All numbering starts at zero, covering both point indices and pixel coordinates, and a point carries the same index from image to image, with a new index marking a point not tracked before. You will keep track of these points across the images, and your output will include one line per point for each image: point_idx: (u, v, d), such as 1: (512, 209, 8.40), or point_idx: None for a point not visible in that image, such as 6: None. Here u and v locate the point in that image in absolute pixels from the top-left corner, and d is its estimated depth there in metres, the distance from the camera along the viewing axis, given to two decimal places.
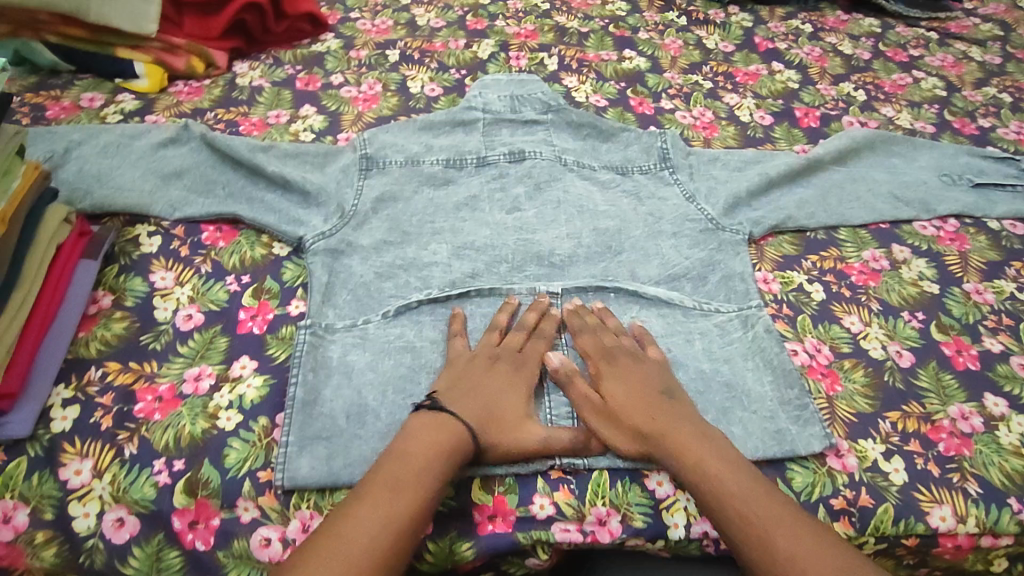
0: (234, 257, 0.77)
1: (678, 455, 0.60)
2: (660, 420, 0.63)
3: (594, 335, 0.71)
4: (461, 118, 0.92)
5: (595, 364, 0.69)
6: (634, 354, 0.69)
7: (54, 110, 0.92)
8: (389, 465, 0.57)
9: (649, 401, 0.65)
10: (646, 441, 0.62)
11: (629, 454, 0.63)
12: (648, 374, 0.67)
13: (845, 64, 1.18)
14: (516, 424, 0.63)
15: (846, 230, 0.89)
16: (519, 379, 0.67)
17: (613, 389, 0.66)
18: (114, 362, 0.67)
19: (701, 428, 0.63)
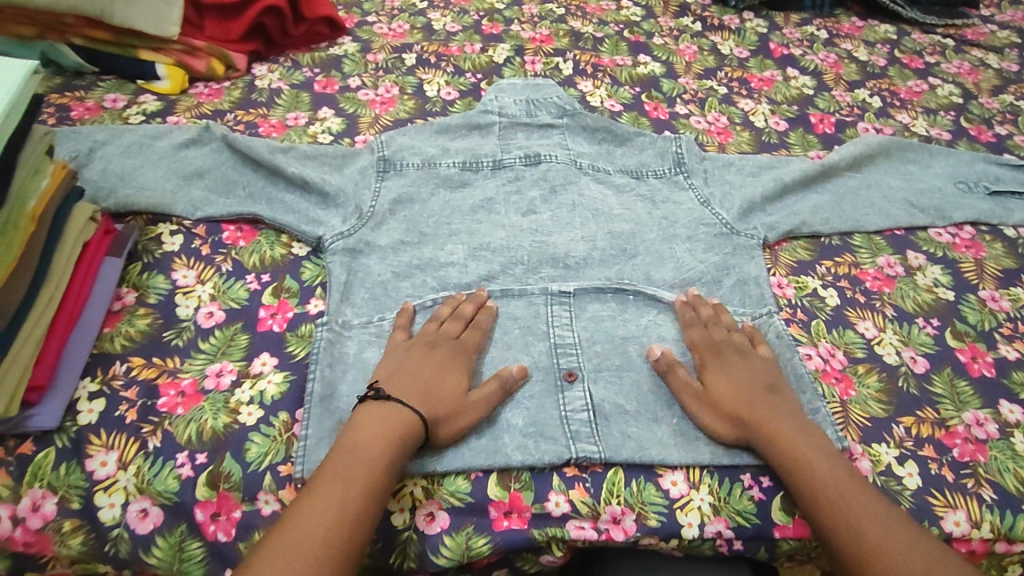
0: (254, 256, 0.79)
1: (773, 443, 0.62)
2: (761, 412, 0.64)
3: (704, 328, 0.73)
4: (478, 122, 0.93)
5: (701, 355, 0.71)
6: (744, 350, 0.70)
7: (79, 110, 0.94)
8: (338, 455, 0.57)
9: (754, 394, 0.66)
10: (744, 429, 0.64)
11: (724, 437, 0.65)
12: (756, 370, 0.68)
13: (860, 71, 1.18)
14: (452, 410, 0.63)
15: (860, 235, 0.89)
16: (456, 367, 0.67)
17: (717, 379, 0.68)
18: (138, 357, 0.68)
19: (802, 425, 0.64)
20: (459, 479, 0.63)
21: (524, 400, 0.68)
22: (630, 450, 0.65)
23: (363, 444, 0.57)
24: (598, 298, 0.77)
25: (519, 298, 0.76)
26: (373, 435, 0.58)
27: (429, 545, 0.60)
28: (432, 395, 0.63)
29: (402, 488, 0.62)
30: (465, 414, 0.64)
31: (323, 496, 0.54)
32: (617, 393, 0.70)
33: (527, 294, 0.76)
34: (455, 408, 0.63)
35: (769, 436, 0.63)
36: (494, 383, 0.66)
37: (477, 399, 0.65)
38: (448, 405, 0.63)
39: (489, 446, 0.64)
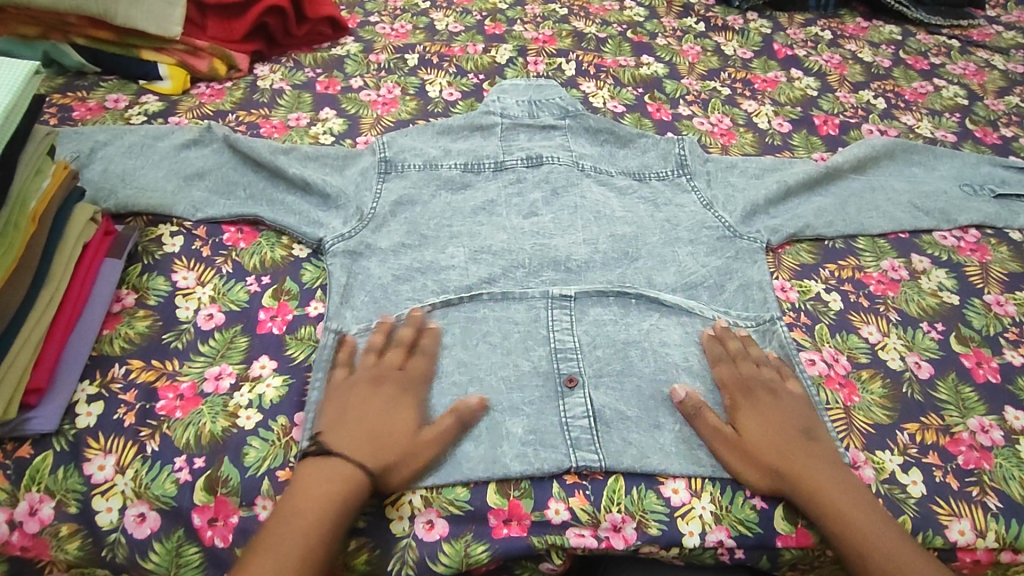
0: (254, 258, 0.78)
1: (814, 497, 0.61)
2: (796, 459, 0.63)
3: (733, 366, 0.71)
4: (479, 123, 0.93)
5: (731, 396, 0.68)
6: (773, 390, 0.68)
7: (80, 110, 0.93)
8: (279, 519, 0.55)
9: (788, 440, 0.64)
10: (776, 476, 0.63)
11: (758, 486, 0.63)
12: (789, 412, 0.66)
13: (865, 72, 1.17)
14: (406, 450, 0.61)
15: (864, 239, 0.88)
16: (405, 401, 0.64)
17: (748, 424, 0.66)
18: (137, 360, 0.68)
19: (833, 466, 0.63)
20: (458, 487, 0.63)
21: (524, 405, 0.68)
22: (631, 456, 0.65)
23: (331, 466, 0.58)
24: (600, 302, 0.77)
25: (520, 301, 0.76)
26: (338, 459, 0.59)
27: (428, 553, 0.60)
28: (381, 436, 0.61)
29: (400, 496, 0.62)
30: (419, 454, 0.62)
31: (273, 542, 0.53)
32: (618, 398, 0.69)
33: (528, 297, 0.76)
34: (409, 448, 0.61)
35: (804, 481, 0.61)
36: (448, 417, 0.64)
37: (431, 436, 0.63)
38: (402, 444, 0.61)
39: (487, 456, 0.64)
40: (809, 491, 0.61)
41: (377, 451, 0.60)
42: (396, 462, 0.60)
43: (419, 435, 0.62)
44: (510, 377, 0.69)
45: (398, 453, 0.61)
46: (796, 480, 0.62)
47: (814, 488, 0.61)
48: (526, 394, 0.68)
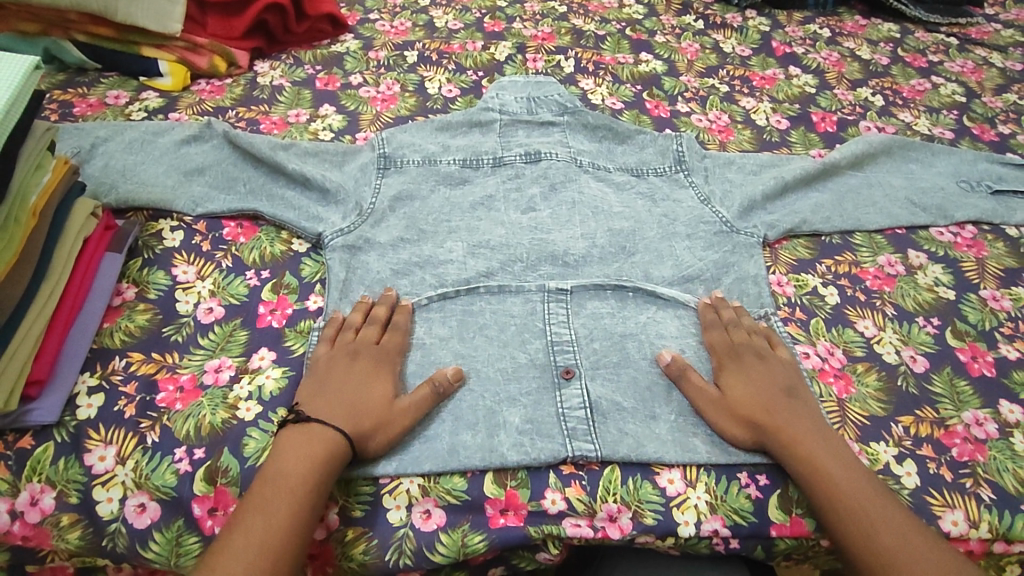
0: (254, 252, 0.79)
1: (790, 447, 0.62)
2: (782, 420, 0.64)
3: (723, 331, 0.73)
4: (478, 119, 0.93)
5: (719, 358, 0.71)
6: (761, 353, 0.70)
7: (81, 107, 0.94)
8: (261, 486, 0.56)
9: (773, 400, 0.66)
10: (763, 436, 0.64)
11: (738, 440, 0.65)
12: (774, 373, 0.68)
13: (863, 69, 1.17)
14: (382, 416, 0.62)
15: (861, 234, 0.89)
16: (381, 373, 0.66)
17: (734, 385, 0.68)
18: (137, 352, 0.68)
19: (821, 432, 0.64)
20: (455, 477, 0.63)
21: (521, 397, 0.68)
22: (628, 447, 0.65)
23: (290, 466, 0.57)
24: (597, 296, 0.77)
25: (516, 294, 0.76)
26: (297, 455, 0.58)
27: (425, 542, 0.60)
28: (358, 404, 0.62)
29: (398, 485, 0.62)
30: (393, 420, 0.63)
31: (258, 507, 0.54)
32: (614, 391, 0.69)
33: (524, 291, 0.76)
34: (383, 414, 0.63)
35: (794, 449, 0.62)
36: (423, 386, 0.65)
37: (407, 404, 0.64)
38: (377, 411, 0.63)
39: (485, 445, 0.64)
40: (803, 464, 0.61)
41: (352, 418, 0.61)
42: (372, 427, 0.61)
43: (394, 402, 0.64)
44: (507, 369, 0.69)
45: (374, 419, 0.62)
46: (788, 450, 0.62)
47: (807, 462, 0.61)
48: (523, 386, 0.69)
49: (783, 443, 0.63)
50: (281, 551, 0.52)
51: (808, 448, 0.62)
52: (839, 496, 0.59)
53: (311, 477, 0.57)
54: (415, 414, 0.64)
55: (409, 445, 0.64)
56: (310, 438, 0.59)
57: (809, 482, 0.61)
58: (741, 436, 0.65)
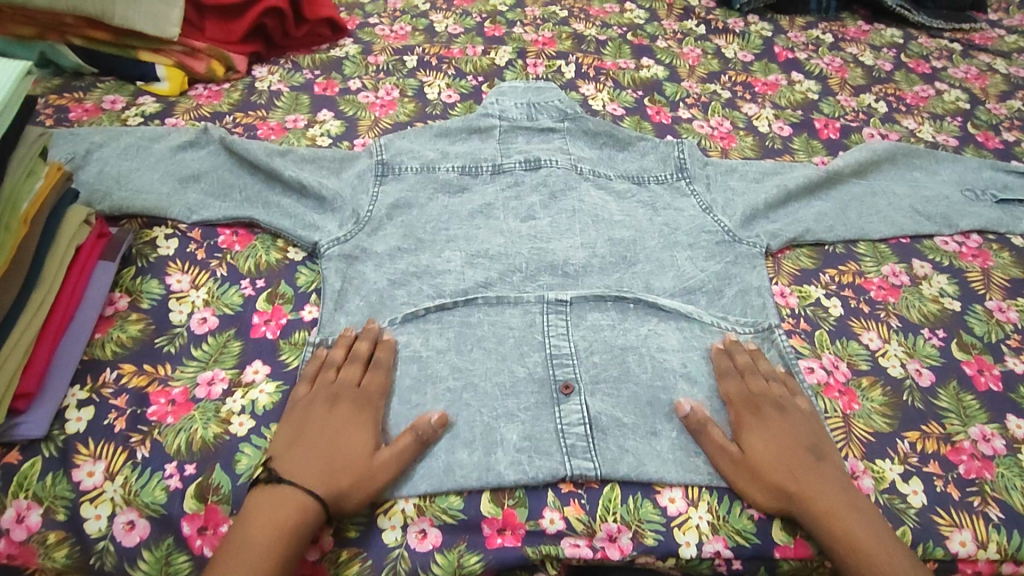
0: (249, 261, 0.78)
1: (819, 516, 0.59)
2: (807, 479, 0.61)
3: (739, 379, 0.69)
4: (477, 126, 0.93)
5: (737, 411, 0.67)
6: (781, 406, 0.67)
7: (76, 111, 0.93)
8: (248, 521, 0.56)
9: (796, 457, 0.63)
10: (788, 498, 0.61)
11: (764, 505, 0.62)
12: (797, 428, 0.65)
13: (866, 75, 1.16)
14: (360, 470, 0.60)
15: (865, 244, 0.87)
16: (362, 420, 0.63)
17: (755, 441, 0.64)
18: (129, 364, 0.67)
19: (846, 490, 0.61)
20: (452, 495, 0.62)
21: (519, 412, 0.67)
22: (628, 463, 0.64)
23: (259, 531, 0.55)
24: (598, 306, 0.76)
25: (515, 305, 0.75)
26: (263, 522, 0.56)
27: (420, 563, 0.59)
28: (335, 458, 0.60)
29: (393, 504, 0.61)
30: (372, 473, 0.60)
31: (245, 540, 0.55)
32: (614, 405, 0.68)
33: (523, 302, 0.75)
34: (362, 467, 0.60)
35: (821, 512, 0.59)
36: (406, 434, 0.63)
37: (387, 454, 0.61)
38: (356, 465, 0.60)
39: (482, 463, 0.63)
40: (830, 529, 0.59)
41: (328, 475, 0.59)
42: (348, 483, 0.59)
43: (374, 454, 0.61)
44: (506, 383, 0.68)
45: (353, 474, 0.59)
46: (814, 513, 0.60)
47: (833, 526, 0.59)
48: (522, 399, 0.68)
49: (810, 506, 0.60)
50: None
51: (835, 511, 0.59)
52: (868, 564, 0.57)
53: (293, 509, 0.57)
54: (395, 466, 0.61)
55: (406, 466, 0.63)
56: (279, 499, 0.57)
57: (834, 546, 0.58)
58: (765, 498, 0.62)
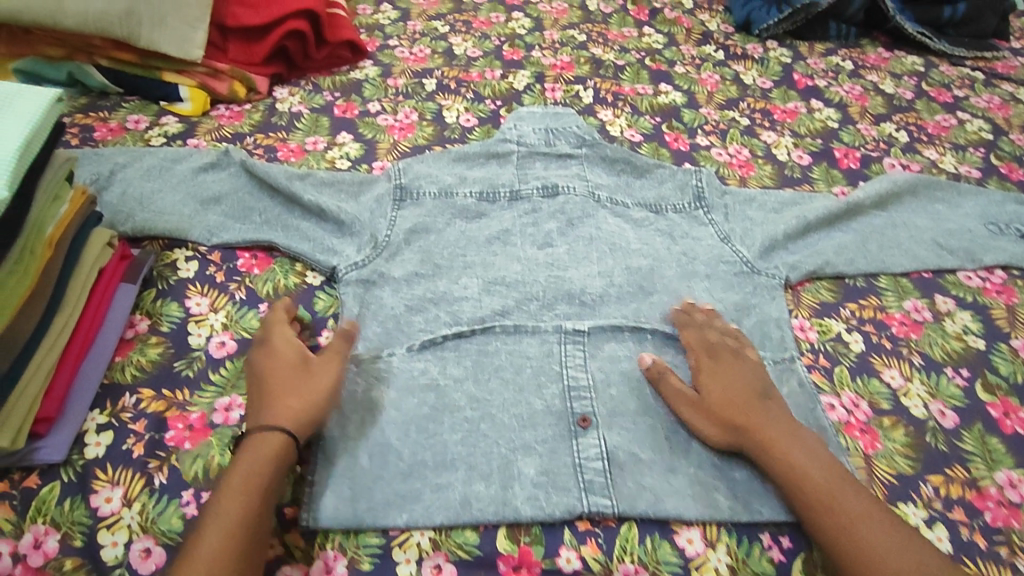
0: (268, 285, 0.78)
1: (767, 448, 0.63)
2: (765, 426, 0.64)
3: (699, 331, 0.74)
4: (495, 151, 0.93)
5: (696, 356, 0.72)
6: (735, 352, 0.71)
7: (102, 131, 0.94)
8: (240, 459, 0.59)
9: (751, 402, 0.66)
10: (742, 439, 0.64)
11: (720, 445, 0.65)
12: (748, 372, 0.69)
13: (886, 104, 1.16)
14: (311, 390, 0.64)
15: (886, 277, 0.87)
16: (292, 356, 0.67)
17: (712, 385, 0.68)
18: (148, 388, 0.67)
19: (816, 451, 0.63)
20: (467, 531, 0.61)
21: (537, 444, 0.66)
22: (646, 501, 0.63)
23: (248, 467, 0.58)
24: (615, 337, 0.76)
25: (532, 334, 0.75)
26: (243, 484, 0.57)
27: None
28: (280, 386, 0.64)
29: (408, 537, 0.61)
30: (320, 387, 0.65)
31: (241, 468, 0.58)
32: (632, 440, 0.67)
33: (541, 331, 0.75)
34: (305, 383, 0.64)
35: (794, 470, 0.61)
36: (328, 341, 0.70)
37: (320, 363, 0.67)
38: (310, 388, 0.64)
39: (498, 498, 0.62)
40: (808, 495, 0.60)
41: (278, 402, 0.62)
42: (300, 403, 0.63)
43: (312, 370, 0.66)
44: (523, 416, 0.68)
45: (304, 397, 0.63)
46: (789, 476, 0.61)
47: (809, 490, 0.60)
48: (539, 432, 0.67)
49: (773, 457, 0.62)
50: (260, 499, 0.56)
51: (812, 474, 0.61)
52: (849, 528, 0.57)
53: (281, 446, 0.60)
54: (337, 374, 0.67)
55: (421, 495, 0.62)
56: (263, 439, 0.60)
57: (813, 512, 0.59)
58: (716, 435, 0.66)
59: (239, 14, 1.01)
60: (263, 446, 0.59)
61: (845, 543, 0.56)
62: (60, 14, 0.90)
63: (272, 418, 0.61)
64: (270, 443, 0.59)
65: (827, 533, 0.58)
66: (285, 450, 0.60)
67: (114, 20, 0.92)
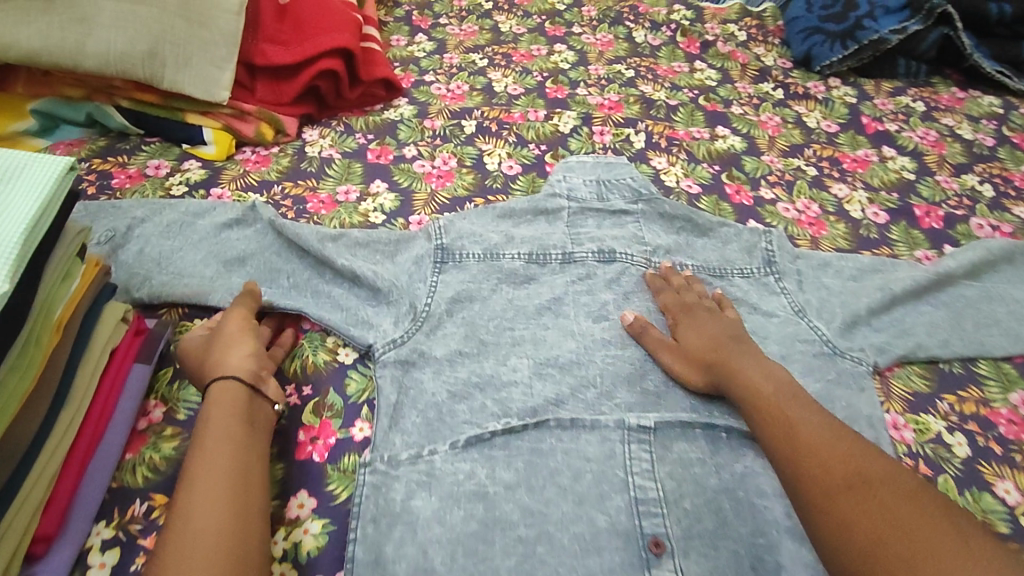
0: (296, 362, 0.71)
1: (732, 379, 0.67)
2: (734, 360, 0.68)
3: (676, 294, 0.77)
4: (544, 207, 0.85)
5: (673, 314, 0.75)
6: (712, 310, 0.74)
7: (120, 178, 0.87)
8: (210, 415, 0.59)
9: (722, 344, 0.70)
10: (715, 376, 0.69)
11: (699, 388, 0.70)
12: (721, 325, 0.73)
13: (966, 151, 1.06)
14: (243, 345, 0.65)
15: (987, 361, 0.78)
16: (214, 336, 0.66)
17: (689, 335, 0.72)
18: (160, 493, 0.59)
19: (774, 373, 0.66)
20: None
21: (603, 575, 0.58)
22: None
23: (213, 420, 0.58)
24: (685, 435, 0.67)
25: (591, 431, 0.67)
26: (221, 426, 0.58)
27: None
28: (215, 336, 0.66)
29: None
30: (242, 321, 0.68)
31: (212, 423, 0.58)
32: (713, 570, 0.59)
33: (600, 427, 0.67)
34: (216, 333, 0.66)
35: (753, 393, 0.64)
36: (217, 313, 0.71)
37: (235, 326, 0.67)
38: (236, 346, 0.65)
39: None
40: (768, 416, 0.62)
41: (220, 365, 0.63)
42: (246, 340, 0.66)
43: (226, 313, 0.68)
44: (586, 536, 0.59)
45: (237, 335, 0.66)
46: (750, 403, 0.64)
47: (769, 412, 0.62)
48: (605, 559, 0.58)
49: (736, 384, 0.66)
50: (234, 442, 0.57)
51: (773, 400, 0.63)
52: (796, 443, 0.58)
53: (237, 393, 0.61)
54: (251, 305, 0.70)
55: None
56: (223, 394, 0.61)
57: (767, 430, 0.61)
58: (694, 380, 0.70)
59: (268, 51, 0.94)
60: (221, 395, 0.60)
61: (788, 451, 0.58)
62: (80, 55, 0.83)
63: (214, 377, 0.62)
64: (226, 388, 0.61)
65: (776, 443, 0.59)
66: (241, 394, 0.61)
67: (137, 60, 0.85)
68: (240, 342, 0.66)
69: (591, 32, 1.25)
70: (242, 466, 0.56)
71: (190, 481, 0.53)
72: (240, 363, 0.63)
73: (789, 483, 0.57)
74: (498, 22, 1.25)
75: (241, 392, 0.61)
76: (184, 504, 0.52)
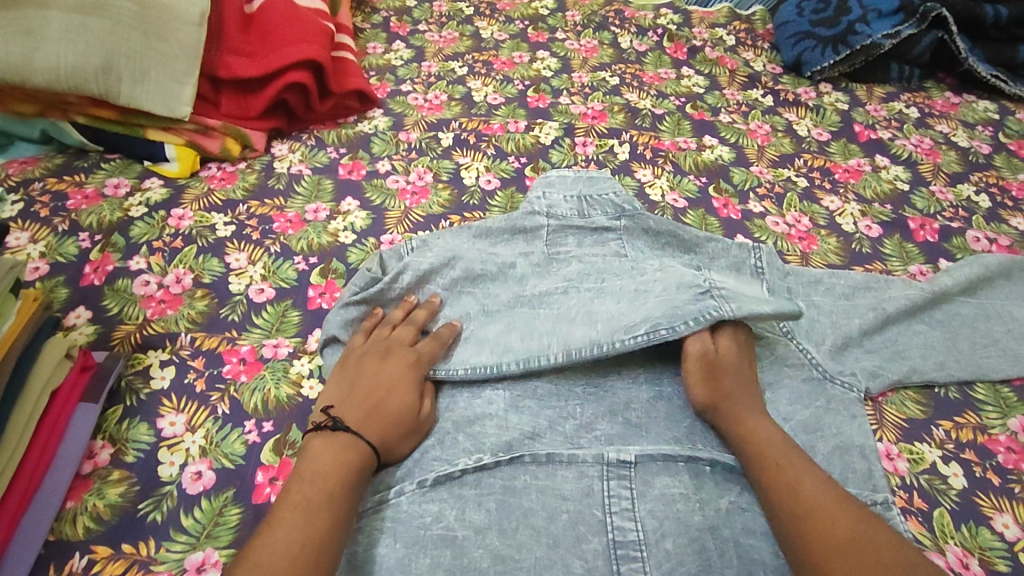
0: (256, 396, 0.67)
1: (736, 420, 0.62)
2: (743, 396, 0.64)
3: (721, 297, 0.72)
4: (522, 226, 0.81)
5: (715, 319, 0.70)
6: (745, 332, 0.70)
7: (76, 199, 0.83)
8: (313, 454, 0.57)
9: (744, 377, 0.66)
10: (721, 406, 0.64)
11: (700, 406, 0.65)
12: (748, 353, 0.68)
13: (961, 159, 1.02)
14: (392, 405, 0.62)
15: (984, 385, 0.75)
16: (388, 361, 0.66)
17: (727, 349, 0.67)
18: (103, 546, 0.56)
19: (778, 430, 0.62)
20: None
21: None
22: None
23: (321, 468, 0.56)
24: (667, 470, 0.63)
25: (568, 466, 0.63)
26: (317, 468, 0.56)
27: None
28: (392, 346, 0.67)
29: None
30: (423, 354, 0.68)
31: (311, 461, 0.57)
32: None
33: (578, 461, 0.63)
34: (386, 365, 0.65)
35: (754, 441, 0.60)
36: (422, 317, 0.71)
37: (407, 374, 0.65)
38: (397, 402, 0.63)
39: None
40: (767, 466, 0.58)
41: (377, 411, 0.61)
42: (408, 390, 0.64)
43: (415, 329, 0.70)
44: None
45: (406, 361, 0.66)
46: (748, 441, 0.61)
47: (768, 457, 0.59)
48: None
49: (735, 428, 0.62)
50: (334, 493, 0.54)
51: (775, 446, 0.60)
52: (795, 493, 0.55)
53: (352, 446, 0.58)
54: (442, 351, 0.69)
55: None
56: (340, 445, 0.58)
57: (762, 476, 0.58)
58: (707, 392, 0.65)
59: (232, 64, 0.90)
60: (336, 442, 0.58)
61: (784, 503, 0.55)
62: (28, 70, 0.80)
63: (356, 415, 0.61)
64: (342, 442, 0.58)
65: (774, 492, 0.56)
66: (350, 448, 0.58)
67: (90, 76, 0.82)
68: (399, 393, 0.64)
69: (575, 38, 1.21)
70: (319, 504, 0.53)
71: (277, 518, 0.52)
72: (384, 427, 0.61)
73: (778, 536, 0.55)
74: (479, 28, 1.22)
75: (360, 448, 0.58)
76: (259, 546, 0.50)
